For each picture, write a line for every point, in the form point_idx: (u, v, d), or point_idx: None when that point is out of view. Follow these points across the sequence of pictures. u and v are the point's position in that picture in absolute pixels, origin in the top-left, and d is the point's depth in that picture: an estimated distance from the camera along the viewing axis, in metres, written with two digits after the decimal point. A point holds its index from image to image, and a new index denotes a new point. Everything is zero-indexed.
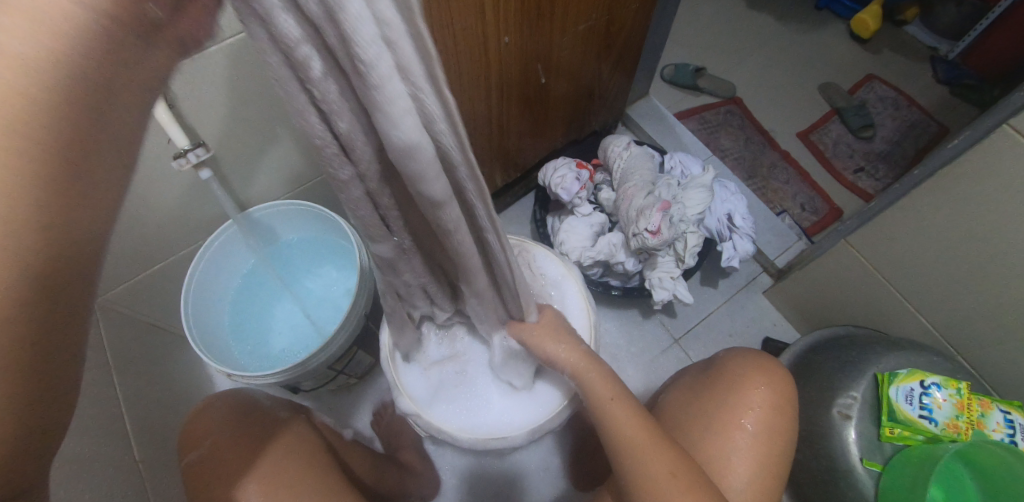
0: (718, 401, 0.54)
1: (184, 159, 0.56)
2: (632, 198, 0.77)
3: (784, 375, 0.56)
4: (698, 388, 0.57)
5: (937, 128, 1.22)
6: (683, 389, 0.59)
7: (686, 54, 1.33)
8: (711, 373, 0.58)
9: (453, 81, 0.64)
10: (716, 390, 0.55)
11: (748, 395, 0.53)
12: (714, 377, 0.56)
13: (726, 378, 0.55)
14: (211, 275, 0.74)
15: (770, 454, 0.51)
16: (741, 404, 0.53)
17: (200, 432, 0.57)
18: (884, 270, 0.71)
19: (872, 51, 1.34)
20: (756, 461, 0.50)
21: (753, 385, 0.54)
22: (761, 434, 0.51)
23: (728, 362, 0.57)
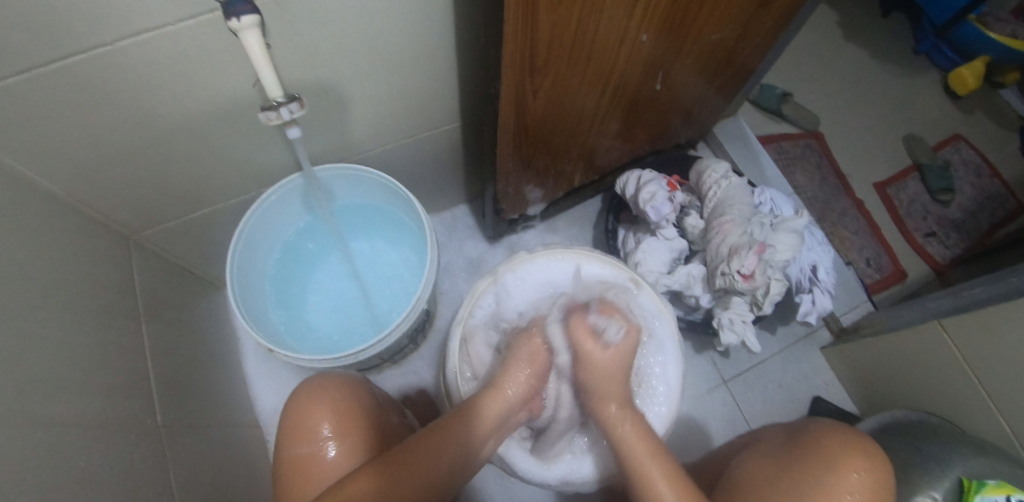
0: (816, 477, 0.50)
1: (275, 113, 0.47)
2: (726, 232, 0.70)
3: (883, 457, 0.52)
4: (781, 461, 0.54)
5: (1016, 205, 1.14)
6: (760, 458, 0.56)
7: (773, 74, 1.25)
8: (796, 444, 0.55)
9: (577, 73, 0.56)
10: (808, 468, 0.51)
11: (845, 478, 0.49)
12: (808, 451, 0.53)
13: (819, 456, 0.52)
14: (261, 228, 0.68)
15: None
16: (840, 488, 0.49)
17: (313, 423, 0.52)
18: (976, 363, 0.66)
19: (965, 110, 1.26)
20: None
21: (852, 470, 0.50)
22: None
23: (819, 436, 0.54)
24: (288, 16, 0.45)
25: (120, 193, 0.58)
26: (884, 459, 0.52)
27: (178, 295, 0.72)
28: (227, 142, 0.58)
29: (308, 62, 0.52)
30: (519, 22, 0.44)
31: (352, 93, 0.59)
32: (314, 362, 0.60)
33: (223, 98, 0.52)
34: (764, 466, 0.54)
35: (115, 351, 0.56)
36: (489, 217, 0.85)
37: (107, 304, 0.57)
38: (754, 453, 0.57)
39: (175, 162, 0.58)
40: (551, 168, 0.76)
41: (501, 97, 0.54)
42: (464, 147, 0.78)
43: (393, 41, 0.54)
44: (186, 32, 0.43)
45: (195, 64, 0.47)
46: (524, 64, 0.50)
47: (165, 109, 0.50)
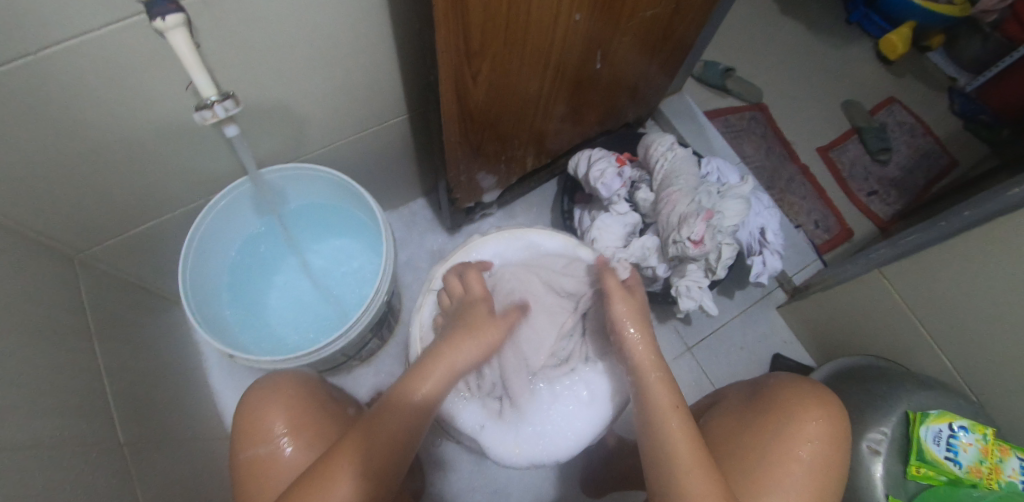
0: (778, 429, 0.53)
1: (210, 112, 0.47)
2: (675, 202, 0.73)
3: (840, 409, 0.55)
4: (747, 413, 0.56)
5: (948, 160, 1.21)
6: (729, 413, 0.57)
7: (716, 51, 1.30)
8: (760, 397, 0.57)
9: (515, 55, 0.58)
10: (772, 418, 0.53)
11: (807, 426, 0.52)
12: (770, 401, 0.55)
13: (782, 406, 0.54)
14: (213, 235, 0.67)
15: (825, 483, 0.51)
16: (801, 435, 0.52)
17: (267, 424, 0.53)
18: (914, 305, 0.70)
19: (896, 75, 1.33)
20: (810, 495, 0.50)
21: (812, 415, 0.53)
22: (816, 465, 0.51)
23: (781, 387, 0.56)
24: (217, 15, 0.45)
25: (60, 211, 0.56)
26: (839, 404, 0.55)
27: (132, 313, 0.70)
28: (168, 150, 0.57)
29: (245, 63, 0.52)
30: (448, 6, 0.44)
31: (295, 92, 0.59)
32: (277, 363, 0.59)
33: (159, 104, 0.51)
34: (734, 422, 0.56)
35: (68, 372, 0.55)
36: (446, 208, 0.86)
37: (55, 325, 0.56)
38: (723, 408, 0.59)
39: (115, 174, 0.56)
40: (502, 153, 0.77)
41: (441, 84, 0.54)
42: (415, 139, 0.79)
43: (330, 37, 0.54)
44: (110, 37, 0.42)
45: (125, 70, 0.46)
46: (459, 49, 0.51)
47: (97, 120, 0.49)
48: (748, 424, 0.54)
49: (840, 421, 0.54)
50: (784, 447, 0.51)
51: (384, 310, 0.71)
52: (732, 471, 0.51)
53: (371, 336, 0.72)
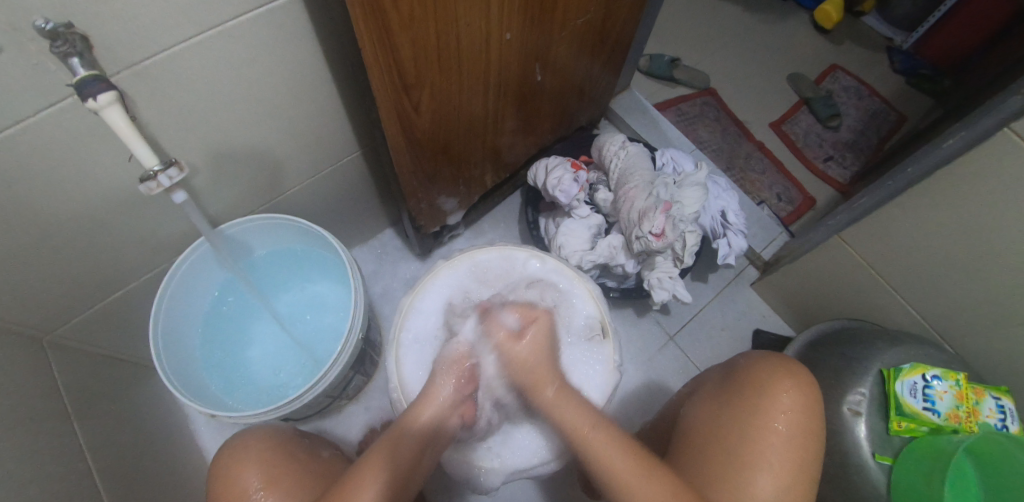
0: (751, 408, 0.50)
1: (154, 182, 0.46)
2: (633, 199, 0.75)
3: (810, 377, 0.53)
4: (722, 398, 0.53)
5: (897, 117, 1.25)
6: (705, 396, 0.55)
7: (659, 43, 1.33)
8: (733, 379, 0.54)
9: (453, 81, 0.59)
10: (744, 398, 0.51)
11: (777, 399, 0.50)
12: (743, 380, 0.53)
13: (751, 384, 0.52)
14: (180, 298, 0.67)
15: (803, 455, 0.48)
16: (774, 408, 0.50)
17: (242, 482, 0.52)
18: (876, 264, 0.73)
19: (835, 42, 1.36)
20: (791, 469, 0.47)
21: (781, 389, 0.51)
22: (794, 435, 0.49)
23: (750, 366, 0.54)
24: (151, 84, 0.46)
25: (22, 297, 0.56)
26: (808, 372, 0.54)
27: (109, 387, 0.70)
28: (123, 222, 0.58)
29: (189, 127, 0.52)
30: (376, 46, 0.46)
31: (244, 146, 0.59)
32: (265, 414, 0.60)
33: (106, 178, 0.51)
34: (709, 408, 0.53)
35: (50, 456, 0.55)
36: (413, 235, 0.87)
37: (33, 412, 0.55)
38: (701, 394, 0.56)
39: (73, 254, 0.56)
40: (459, 175, 0.78)
41: (383, 119, 0.55)
42: (372, 173, 0.80)
43: (267, 90, 0.54)
44: (47, 120, 0.42)
45: (67, 151, 0.46)
46: (396, 84, 0.52)
47: (48, 204, 0.50)
48: (724, 404, 0.52)
49: (813, 390, 0.51)
50: (759, 422, 0.49)
51: (362, 346, 0.71)
52: (714, 457, 0.49)
53: (353, 374, 0.72)
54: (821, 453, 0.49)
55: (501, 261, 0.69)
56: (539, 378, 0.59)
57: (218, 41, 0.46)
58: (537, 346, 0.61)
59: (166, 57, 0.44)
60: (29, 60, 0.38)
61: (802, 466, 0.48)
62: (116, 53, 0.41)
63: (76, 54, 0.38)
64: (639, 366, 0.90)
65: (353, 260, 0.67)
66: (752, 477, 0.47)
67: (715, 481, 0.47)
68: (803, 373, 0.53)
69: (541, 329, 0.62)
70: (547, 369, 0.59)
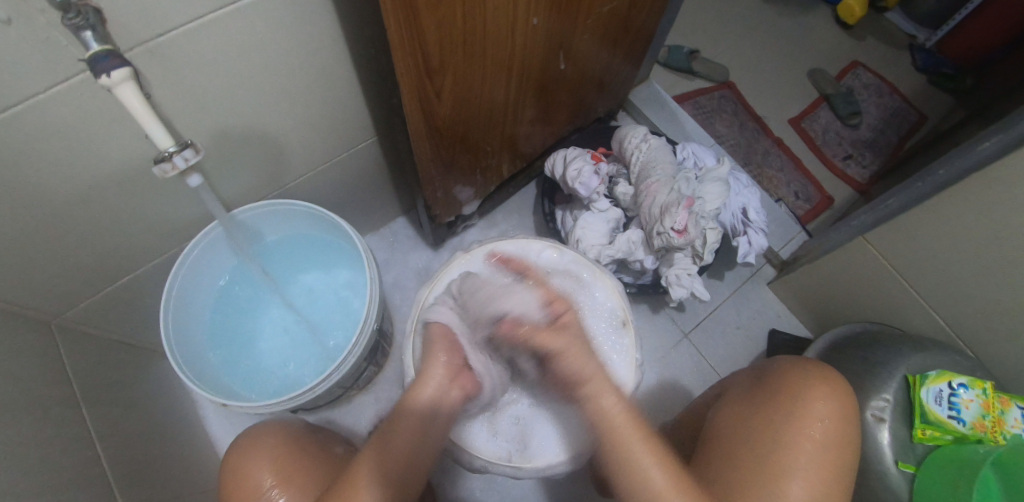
0: (785, 415, 0.49)
1: (169, 164, 0.44)
2: (654, 194, 0.74)
3: (843, 383, 0.51)
4: (754, 403, 0.51)
5: (918, 116, 1.23)
6: (735, 402, 0.53)
7: (677, 34, 1.30)
8: (763, 385, 0.53)
9: (476, 67, 0.57)
10: (777, 404, 0.50)
11: (812, 406, 0.48)
12: (776, 387, 0.51)
13: (786, 391, 0.51)
14: (190, 284, 0.66)
15: (839, 465, 0.47)
16: (809, 416, 0.48)
17: (255, 480, 0.51)
18: (901, 267, 0.71)
19: (857, 38, 1.33)
20: (825, 476, 0.46)
21: (816, 396, 0.49)
22: (828, 444, 0.47)
23: (784, 373, 0.53)
24: (165, 63, 0.43)
25: (30, 279, 0.54)
26: (842, 377, 0.52)
27: (118, 372, 0.69)
28: (134, 205, 0.56)
29: (204, 108, 0.50)
30: (402, 28, 0.43)
31: (258, 130, 0.57)
32: (277, 404, 0.59)
33: (119, 160, 0.50)
34: (739, 414, 0.52)
35: (58, 443, 0.54)
36: (426, 225, 0.85)
37: (40, 397, 0.54)
38: (729, 399, 0.55)
39: (83, 237, 0.55)
40: (477, 164, 0.77)
41: (405, 105, 0.53)
42: (386, 161, 0.77)
43: (283, 72, 0.52)
44: (58, 98, 0.40)
45: (78, 131, 0.44)
46: (420, 69, 0.50)
47: (57, 186, 0.48)
48: (755, 409, 0.51)
49: (848, 397, 0.50)
50: (793, 429, 0.48)
51: (375, 337, 0.70)
52: (745, 463, 0.47)
53: (364, 365, 0.71)
54: (854, 463, 0.48)
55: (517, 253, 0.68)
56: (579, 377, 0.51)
57: (235, 19, 0.44)
58: (586, 353, 0.52)
59: (182, 33, 0.42)
60: (39, 34, 0.35)
61: (838, 476, 0.46)
62: (130, 29, 0.39)
63: (89, 28, 0.36)
64: (653, 362, 0.89)
65: (368, 249, 0.65)
66: (785, 486, 0.45)
67: (745, 486, 0.46)
68: (834, 377, 0.51)
69: (575, 328, 0.54)
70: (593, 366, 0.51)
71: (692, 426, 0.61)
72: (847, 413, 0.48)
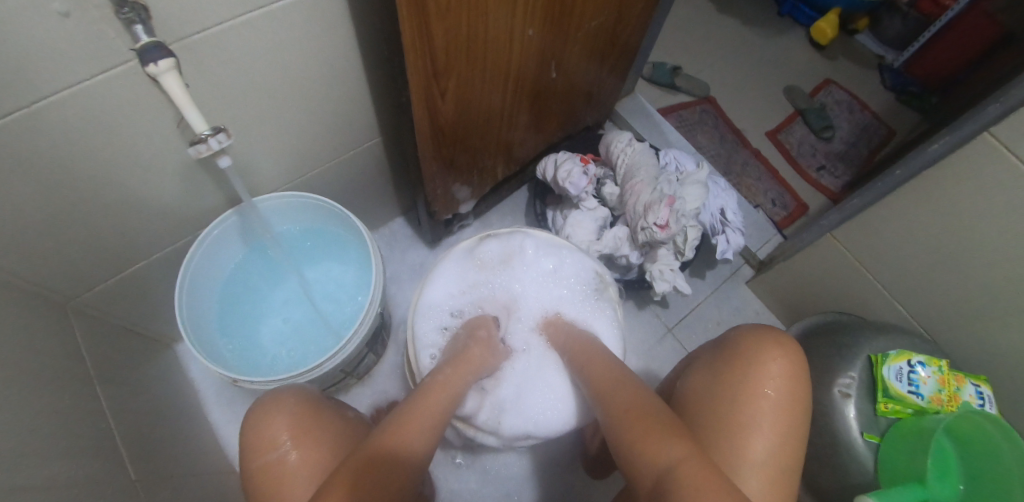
0: (742, 376, 0.53)
1: (204, 146, 0.49)
2: (639, 193, 0.80)
3: (796, 346, 0.55)
4: (716, 367, 0.56)
5: (885, 131, 1.31)
6: (701, 369, 0.57)
7: (662, 53, 1.39)
8: (724, 349, 0.57)
9: (477, 72, 0.63)
10: (736, 369, 0.54)
11: (768, 367, 0.53)
12: (734, 350, 0.56)
13: (744, 355, 0.55)
14: (204, 269, 0.70)
15: (792, 419, 0.51)
16: (765, 376, 0.52)
17: (272, 432, 0.54)
18: (865, 261, 0.77)
19: (829, 58, 1.42)
20: (780, 431, 0.50)
21: (772, 356, 0.53)
22: (781, 403, 0.51)
23: (741, 337, 0.57)
24: (200, 59, 0.48)
25: (53, 259, 0.58)
26: (794, 341, 0.56)
27: (127, 356, 0.72)
28: (157, 193, 0.60)
29: (229, 103, 0.55)
30: (414, 33, 0.49)
31: (274, 126, 0.62)
32: (285, 380, 0.63)
33: (148, 148, 0.54)
34: (707, 381, 0.55)
35: (75, 415, 0.56)
36: (425, 223, 0.90)
37: (59, 372, 0.57)
38: (696, 367, 0.58)
39: (107, 220, 0.59)
40: (474, 165, 0.82)
41: (412, 104, 0.59)
42: (388, 161, 0.83)
43: (300, 72, 0.57)
44: (101, 86, 0.45)
45: (115, 118, 0.49)
46: (427, 71, 0.56)
47: (90, 169, 0.52)
48: (716, 374, 0.55)
49: (800, 357, 0.54)
50: (749, 388, 0.52)
51: (377, 325, 0.74)
52: (713, 427, 0.51)
53: (366, 351, 0.75)
54: (808, 421, 0.52)
55: (503, 252, 0.74)
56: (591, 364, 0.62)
57: (263, 22, 0.49)
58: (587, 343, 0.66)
59: (216, 33, 0.47)
60: (93, 27, 0.40)
61: (793, 429, 0.51)
62: (173, 27, 0.43)
63: (140, 22, 0.41)
64: (638, 354, 0.94)
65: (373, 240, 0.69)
66: (749, 440, 0.49)
67: (713, 446, 0.50)
68: (786, 342, 0.55)
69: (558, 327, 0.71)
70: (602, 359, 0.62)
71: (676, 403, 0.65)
72: (797, 371, 0.52)
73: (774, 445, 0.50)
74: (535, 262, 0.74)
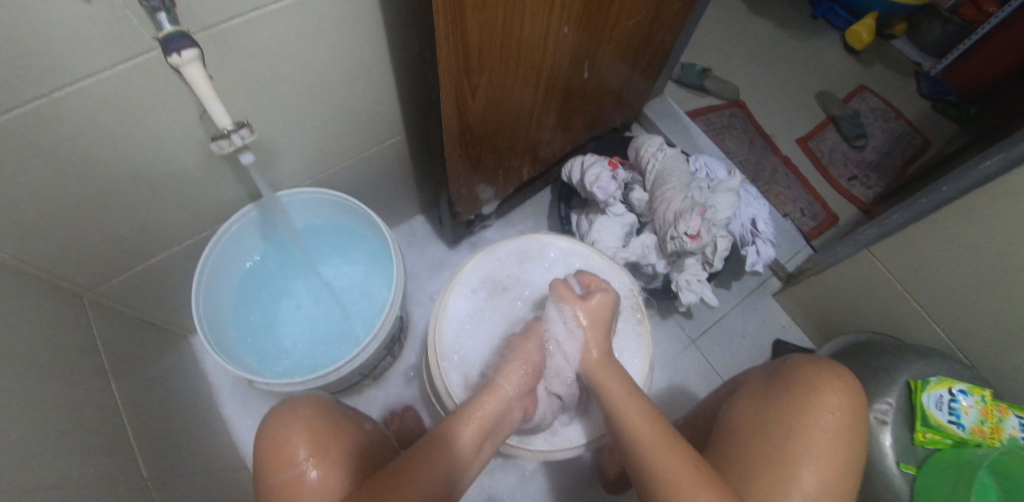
0: (797, 405, 0.51)
1: (227, 141, 0.47)
2: (669, 200, 0.77)
3: (851, 379, 0.53)
4: (765, 396, 0.54)
5: (921, 141, 1.27)
6: (750, 396, 0.55)
7: (691, 54, 1.35)
8: (778, 378, 0.55)
9: (509, 69, 0.60)
10: (791, 396, 0.52)
11: (823, 399, 0.51)
12: (789, 380, 0.54)
13: (801, 384, 0.53)
14: (221, 264, 0.69)
15: (845, 454, 0.49)
16: (821, 408, 0.50)
17: (290, 449, 0.53)
18: (904, 281, 0.74)
19: (864, 64, 1.38)
20: (836, 465, 0.48)
21: (827, 388, 0.51)
22: (839, 432, 0.49)
23: (798, 367, 0.55)
24: (224, 48, 0.46)
25: (71, 250, 0.57)
26: (846, 370, 0.54)
27: (142, 348, 0.71)
28: (178, 186, 0.59)
29: (253, 94, 0.53)
30: (448, 28, 0.47)
31: (297, 120, 0.61)
32: (302, 382, 0.62)
33: (170, 139, 0.53)
34: (754, 404, 0.54)
35: (89, 409, 0.56)
36: (447, 222, 0.88)
37: (73, 365, 0.56)
38: (742, 394, 0.57)
39: (126, 212, 0.58)
40: (499, 165, 0.80)
41: (442, 101, 0.57)
42: (411, 158, 0.81)
43: (325, 64, 0.55)
44: (123, 75, 0.43)
45: (137, 109, 0.47)
46: (459, 67, 0.53)
47: (112, 161, 0.51)
48: (768, 401, 0.53)
49: (856, 392, 0.52)
50: (804, 420, 0.50)
51: (395, 326, 0.73)
52: (759, 448, 0.50)
53: (383, 352, 0.73)
54: (861, 456, 0.50)
55: (519, 251, 0.70)
56: (598, 357, 0.59)
57: (290, 13, 0.47)
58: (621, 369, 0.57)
59: (242, 22, 0.45)
60: (114, 14, 0.38)
61: (848, 467, 0.48)
62: (198, 15, 0.42)
63: (163, 10, 0.39)
64: (659, 365, 0.92)
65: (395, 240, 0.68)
66: (798, 472, 0.47)
67: (759, 470, 0.48)
68: (841, 372, 0.53)
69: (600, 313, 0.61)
70: (603, 333, 0.60)
71: (703, 421, 0.63)
72: (854, 405, 0.50)
73: (829, 481, 0.47)
74: (556, 262, 0.70)
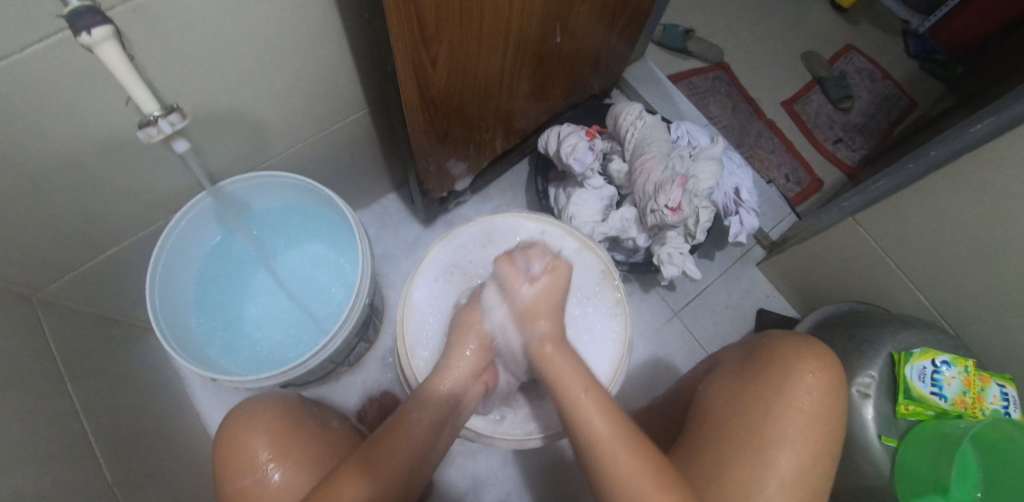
0: (774, 387, 0.50)
1: (155, 128, 0.43)
2: (649, 170, 0.74)
3: (832, 356, 0.52)
4: (744, 375, 0.53)
5: (907, 102, 1.23)
6: (725, 376, 0.54)
7: (673, 14, 1.29)
8: (754, 356, 0.54)
9: (472, 35, 0.55)
10: (768, 377, 0.51)
11: (803, 380, 0.49)
12: (767, 360, 0.52)
13: (779, 361, 0.51)
14: (175, 257, 0.65)
15: (824, 435, 0.48)
16: (799, 389, 0.49)
17: (250, 453, 0.52)
18: (887, 248, 0.72)
19: (851, 21, 1.32)
20: (814, 447, 0.47)
21: (805, 369, 0.50)
22: (816, 416, 0.48)
23: (776, 344, 0.54)
24: (149, 23, 0.41)
25: (9, 251, 0.53)
26: (827, 347, 0.53)
27: (103, 346, 0.68)
28: (122, 176, 0.55)
29: (189, 73, 0.48)
30: None
31: (244, 99, 0.56)
32: (268, 380, 0.59)
33: (104, 126, 0.48)
34: (730, 386, 0.52)
35: (47, 417, 0.53)
36: (419, 200, 0.84)
37: (25, 372, 0.53)
38: (719, 372, 0.56)
39: (67, 207, 0.53)
40: (468, 138, 0.75)
41: (400, 73, 0.52)
42: (377, 135, 0.76)
43: (269, 36, 0.50)
44: (35, 58, 0.38)
45: (58, 95, 0.42)
46: (414, 34, 0.48)
47: (41, 152, 0.46)
48: (745, 380, 0.52)
49: (837, 370, 0.51)
50: (780, 401, 0.49)
51: (366, 313, 0.70)
52: (733, 433, 0.49)
53: (355, 340, 0.70)
54: (837, 438, 0.49)
55: (484, 234, 0.66)
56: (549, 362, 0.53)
57: None
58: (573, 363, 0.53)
59: None
60: None
61: (824, 446, 0.48)
62: None
63: None
64: (643, 339, 0.91)
65: (360, 222, 0.64)
66: (775, 455, 0.46)
67: (735, 456, 0.47)
68: (820, 350, 0.52)
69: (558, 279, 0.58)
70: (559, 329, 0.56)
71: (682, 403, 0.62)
72: (833, 386, 0.49)
73: (805, 463, 0.46)
74: None
